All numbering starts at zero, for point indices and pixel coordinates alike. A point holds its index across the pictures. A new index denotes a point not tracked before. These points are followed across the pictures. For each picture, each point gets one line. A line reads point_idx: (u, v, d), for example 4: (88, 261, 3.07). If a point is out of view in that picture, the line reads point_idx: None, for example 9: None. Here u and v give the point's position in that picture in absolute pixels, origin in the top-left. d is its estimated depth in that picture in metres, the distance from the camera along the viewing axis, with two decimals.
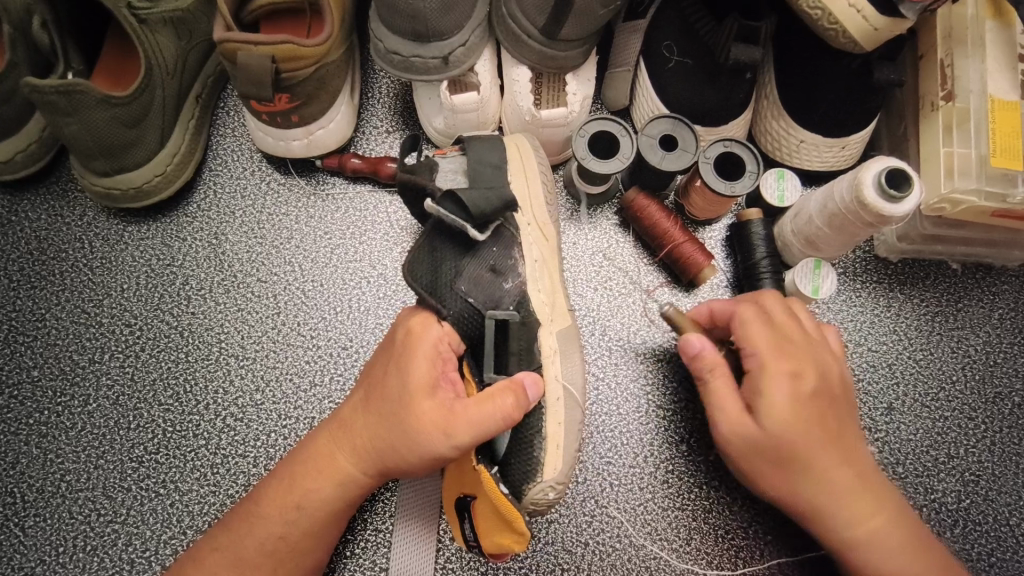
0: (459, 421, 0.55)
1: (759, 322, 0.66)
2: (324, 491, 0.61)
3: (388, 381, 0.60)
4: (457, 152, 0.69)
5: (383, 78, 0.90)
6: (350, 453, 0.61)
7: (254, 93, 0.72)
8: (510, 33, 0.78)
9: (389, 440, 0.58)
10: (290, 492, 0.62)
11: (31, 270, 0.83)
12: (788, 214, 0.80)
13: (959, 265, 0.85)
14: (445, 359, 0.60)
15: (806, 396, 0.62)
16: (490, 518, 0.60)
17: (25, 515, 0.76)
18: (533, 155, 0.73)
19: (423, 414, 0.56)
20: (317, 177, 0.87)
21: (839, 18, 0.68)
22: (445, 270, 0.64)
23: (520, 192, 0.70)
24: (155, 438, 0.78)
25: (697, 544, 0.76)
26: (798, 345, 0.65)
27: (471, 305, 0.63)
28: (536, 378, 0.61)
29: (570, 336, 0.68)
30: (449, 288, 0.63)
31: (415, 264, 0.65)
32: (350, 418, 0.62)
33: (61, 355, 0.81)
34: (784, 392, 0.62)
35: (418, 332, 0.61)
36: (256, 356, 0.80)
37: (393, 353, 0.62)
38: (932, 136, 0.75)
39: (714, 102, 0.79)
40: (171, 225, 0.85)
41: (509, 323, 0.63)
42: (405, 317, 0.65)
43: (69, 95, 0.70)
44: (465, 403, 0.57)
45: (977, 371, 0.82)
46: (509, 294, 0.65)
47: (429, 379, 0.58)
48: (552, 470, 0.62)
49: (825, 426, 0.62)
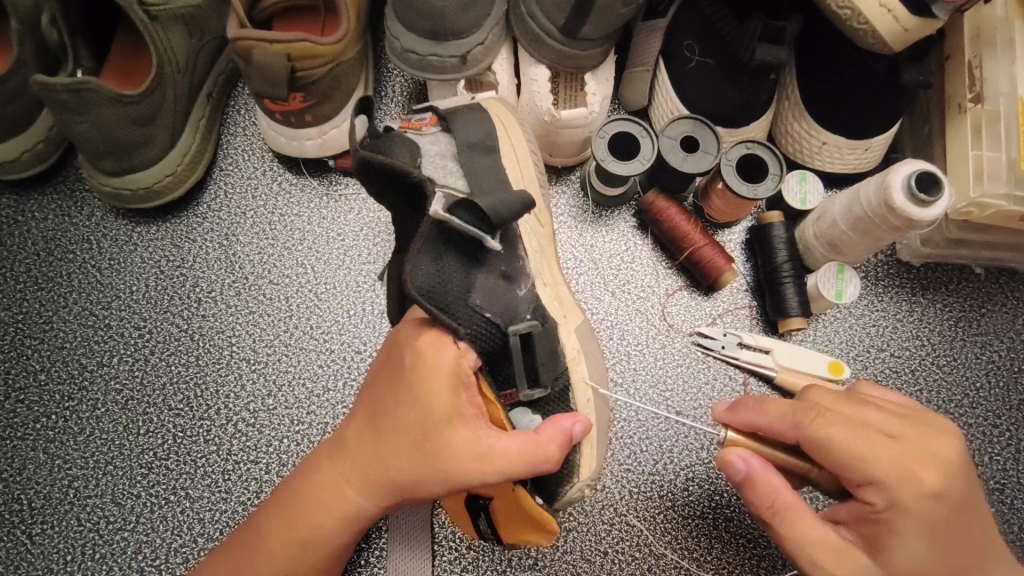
0: (502, 458, 0.49)
1: (856, 430, 0.52)
2: (333, 524, 0.54)
3: (402, 413, 0.51)
4: (434, 128, 0.64)
5: (397, 76, 0.88)
6: (360, 484, 0.53)
7: (268, 92, 0.71)
8: (529, 31, 0.76)
9: (412, 471, 0.50)
10: (294, 524, 0.55)
11: (38, 271, 0.82)
12: (810, 217, 0.78)
13: (983, 269, 0.84)
14: (469, 385, 0.51)
15: (941, 511, 0.50)
16: (513, 522, 0.57)
17: (32, 522, 0.74)
18: (525, 141, 0.70)
19: (457, 448, 0.49)
20: (330, 177, 0.85)
21: (868, 18, 0.67)
22: (454, 284, 0.54)
23: (511, 166, 0.67)
24: (165, 443, 0.77)
25: (719, 553, 0.74)
26: (905, 441, 0.52)
27: (489, 320, 0.56)
28: (578, 418, 0.56)
29: (587, 333, 0.67)
30: (463, 304, 0.54)
31: (415, 272, 0.52)
32: (355, 446, 0.54)
33: (68, 359, 0.79)
34: (916, 518, 0.50)
35: (431, 356, 0.52)
36: (268, 360, 0.79)
37: (401, 380, 0.53)
38: (962, 139, 0.74)
39: (736, 103, 0.77)
40: (181, 225, 0.83)
41: (531, 335, 0.58)
42: (410, 337, 0.54)
43: (79, 93, 0.69)
44: (508, 440, 0.50)
45: (1001, 378, 0.80)
46: (524, 301, 0.60)
47: (454, 410, 0.50)
48: (588, 471, 0.61)
49: (965, 532, 0.52)
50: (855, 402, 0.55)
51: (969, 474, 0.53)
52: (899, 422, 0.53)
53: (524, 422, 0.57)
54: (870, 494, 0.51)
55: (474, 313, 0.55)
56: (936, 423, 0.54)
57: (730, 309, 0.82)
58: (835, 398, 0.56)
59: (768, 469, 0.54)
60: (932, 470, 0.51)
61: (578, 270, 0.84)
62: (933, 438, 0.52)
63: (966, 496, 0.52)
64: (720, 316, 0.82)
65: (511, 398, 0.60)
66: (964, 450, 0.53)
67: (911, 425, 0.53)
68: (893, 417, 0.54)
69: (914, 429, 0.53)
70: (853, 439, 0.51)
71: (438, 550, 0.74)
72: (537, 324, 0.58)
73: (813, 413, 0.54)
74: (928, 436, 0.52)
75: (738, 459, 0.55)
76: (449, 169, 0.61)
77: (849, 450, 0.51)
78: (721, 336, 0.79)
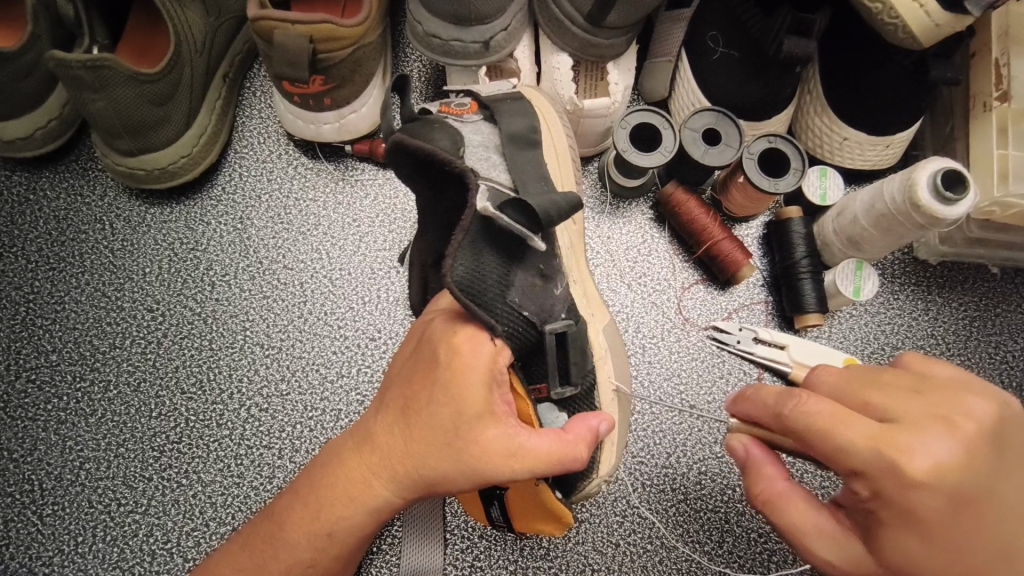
0: (533, 456, 0.48)
1: (846, 416, 0.47)
2: (358, 516, 0.53)
3: (435, 408, 0.50)
4: (475, 116, 0.62)
5: (416, 61, 0.87)
6: (386, 476, 0.51)
7: (289, 74, 0.70)
8: (554, 19, 0.75)
9: (444, 468, 0.49)
10: (318, 516, 0.53)
11: (49, 251, 0.81)
12: (830, 212, 0.78)
13: (999, 268, 0.83)
14: (501, 382, 0.51)
15: (938, 505, 0.44)
16: (529, 513, 0.57)
17: (43, 504, 0.74)
18: (560, 130, 0.70)
19: (491, 444, 0.48)
20: (346, 162, 0.84)
21: (900, 12, 0.66)
22: (491, 277, 0.53)
23: (552, 164, 0.68)
24: (178, 427, 0.76)
25: (730, 547, 0.75)
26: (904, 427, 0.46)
27: (526, 318, 0.56)
28: (602, 415, 0.56)
29: (612, 331, 0.68)
30: (501, 301, 0.54)
31: (454, 266, 0.50)
32: (383, 441, 0.52)
33: (81, 339, 0.79)
34: (905, 512, 0.45)
35: (467, 355, 0.50)
36: (282, 345, 0.78)
37: (433, 375, 0.51)
38: (986, 136, 0.74)
39: (760, 98, 0.77)
40: (195, 208, 0.82)
41: (567, 334, 0.58)
42: (442, 330, 0.53)
43: (96, 71, 0.67)
44: (538, 436, 0.49)
45: (1015, 377, 0.80)
46: (559, 299, 0.59)
47: (486, 406, 0.49)
48: (607, 466, 0.61)
49: (981, 528, 0.45)
50: (867, 382, 0.50)
51: (989, 464, 0.45)
52: (904, 405, 0.47)
53: (549, 421, 0.57)
54: (856, 483, 0.47)
55: (510, 309, 0.54)
56: (954, 406, 0.47)
57: (746, 304, 0.82)
58: (844, 379, 0.51)
59: (764, 457, 0.54)
60: (929, 459, 0.44)
61: (594, 260, 0.83)
62: (940, 427, 0.46)
63: (978, 488, 0.45)
64: (736, 312, 0.82)
65: (541, 393, 0.59)
66: (987, 437, 0.46)
67: (918, 408, 0.47)
68: (899, 399, 0.48)
69: (917, 412, 0.46)
70: (837, 427, 0.46)
71: (450, 539, 0.74)
72: (571, 323, 0.58)
73: (799, 400, 0.49)
74: (933, 422, 0.46)
75: (738, 441, 0.55)
76: (489, 160, 0.60)
77: (829, 439, 0.47)
78: (737, 331, 0.79)
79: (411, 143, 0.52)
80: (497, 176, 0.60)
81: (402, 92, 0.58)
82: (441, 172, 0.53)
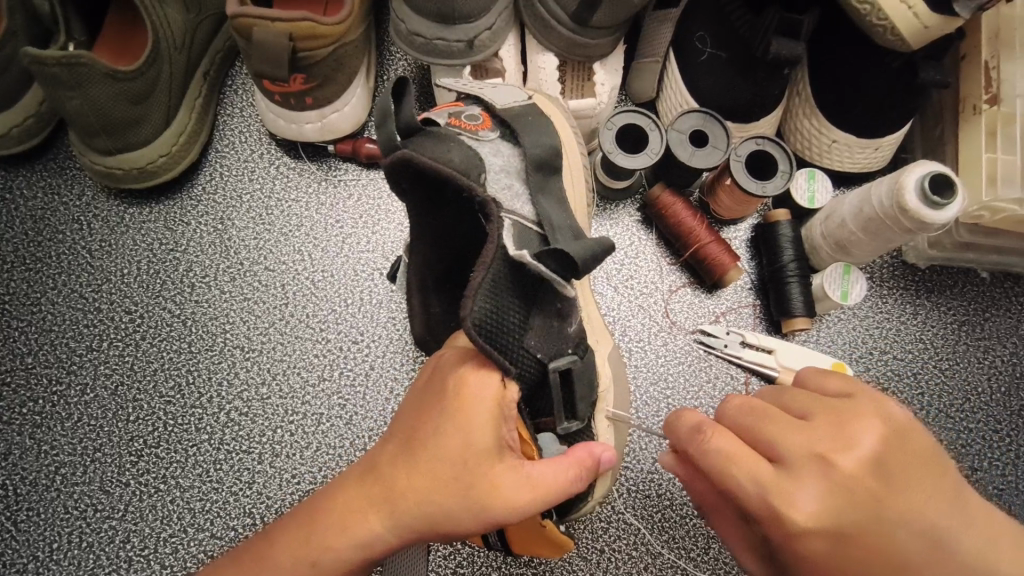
0: (547, 484, 0.47)
1: (738, 458, 0.42)
2: (348, 551, 0.46)
3: (439, 441, 0.47)
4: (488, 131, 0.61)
5: (402, 60, 0.86)
6: (382, 507, 0.46)
7: (269, 72, 0.68)
8: (539, 18, 0.74)
9: (445, 505, 0.46)
10: (308, 541, 0.47)
11: (27, 251, 0.79)
12: (818, 215, 0.77)
13: (988, 273, 0.83)
14: (510, 417, 0.48)
15: (828, 548, 0.40)
16: (528, 540, 0.56)
17: (17, 509, 0.72)
18: (575, 148, 0.70)
19: (503, 480, 0.46)
20: (329, 162, 0.83)
21: (887, 13, 0.65)
22: (512, 321, 0.50)
23: (568, 190, 0.68)
24: (156, 431, 0.75)
25: (716, 554, 0.74)
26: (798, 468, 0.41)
27: (538, 360, 0.54)
28: (605, 446, 0.54)
29: (614, 356, 0.69)
30: (518, 343, 0.51)
31: (474, 305, 0.46)
32: (384, 472, 0.47)
33: (57, 342, 0.77)
34: (795, 556, 0.41)
35: (473, 388, 0.48)
36: (262, 348, 0.77)
37: (438, 408, 0.48)
38: (976, 140, 0.73)
39: (747, 97, 0.76)
40: (174, 208, 0.81)
41: (570, 369, 0.56)
42: (453, 363, 0.50)
43: (71, 68, 0.66)
44: (543, 464, 0.48)
45: (1003, 383, 0.80)
46: (570, 337, 0.57)
47: (497, 442, 0.47)
48: (601, 487, 0.63)
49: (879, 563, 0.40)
50: (763, 417, 0.45)
51: (875, 496, 0.41)
52: (789, 439, 0.42)
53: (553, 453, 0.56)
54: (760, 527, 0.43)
55: (527, 353, 0.52)
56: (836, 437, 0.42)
57: (734, 308, 0.81)
58: (746, 414, 0.46)
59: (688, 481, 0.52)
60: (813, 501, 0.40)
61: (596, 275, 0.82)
62: (820, 465, 0.41)
63: (865, 525, 0.40)
64: (723, 316, 0.81)
65: (546, 425, 0.59)
66: (867, 468, 0.41)
67: (801, 442, 0.42)
68: (786, 432, 0.43)
69: (801, 450, 0.42)
70: (729, 469, 0.42)
71: (432, 545, 0.73)
72: (577, 359, 0.56)
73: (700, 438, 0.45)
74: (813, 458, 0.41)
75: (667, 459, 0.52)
76: (511, 189, 0.59)
77: (724, 479, 0.43)
78: (724, 334, 0.78)
79: (419, 159, 0.49)
80: (521, 208, 0.58)
81: (400, 97, 0.54)
82: (430, 186, 0.52)
